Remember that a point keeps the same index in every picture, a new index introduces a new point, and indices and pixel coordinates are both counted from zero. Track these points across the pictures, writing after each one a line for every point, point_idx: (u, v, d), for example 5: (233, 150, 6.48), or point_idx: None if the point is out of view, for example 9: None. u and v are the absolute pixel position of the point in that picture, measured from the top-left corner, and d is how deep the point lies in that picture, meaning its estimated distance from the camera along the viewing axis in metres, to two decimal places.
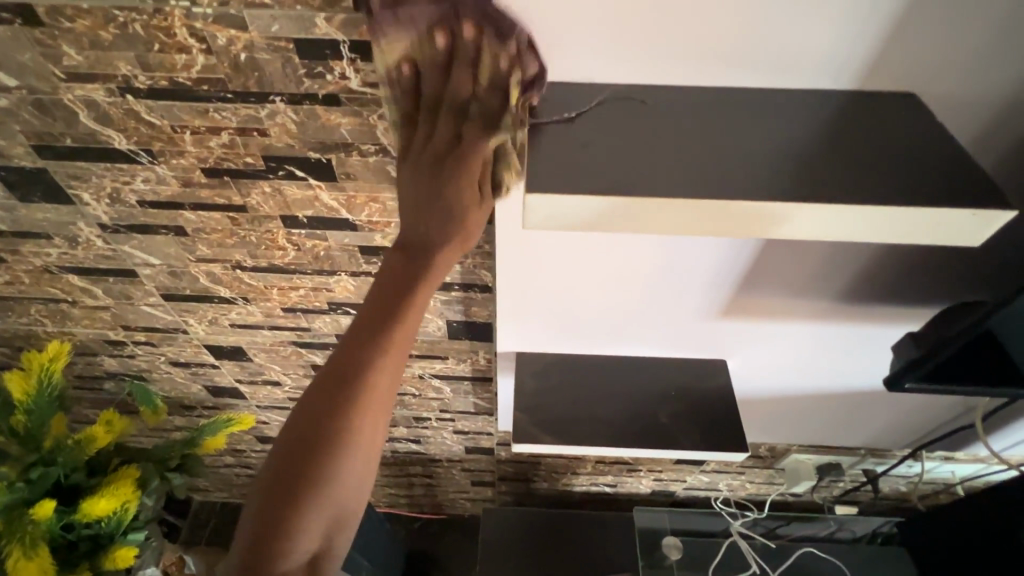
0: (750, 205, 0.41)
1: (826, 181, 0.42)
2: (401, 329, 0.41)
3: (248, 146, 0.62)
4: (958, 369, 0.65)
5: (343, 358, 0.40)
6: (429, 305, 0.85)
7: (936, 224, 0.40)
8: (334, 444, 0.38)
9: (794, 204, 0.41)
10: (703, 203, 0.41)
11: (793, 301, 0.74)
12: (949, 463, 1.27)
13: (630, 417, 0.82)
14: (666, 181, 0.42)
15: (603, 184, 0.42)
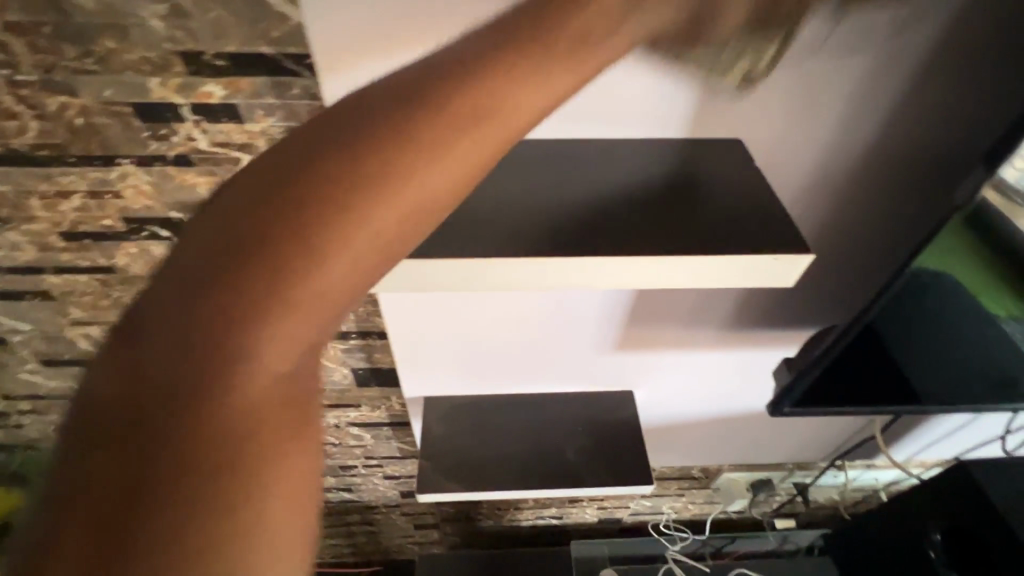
0: (572, 260, 0.42)
1: (649, 232, 0.44)
2: (312, 253, 0.24)
3: (103, 208, 0.59)
4: (829, 389, 0.68)
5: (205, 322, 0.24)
6: (330, 355, 0.83)
7: (755, 270, 0.42)
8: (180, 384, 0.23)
9: (617, 258, 0.42)
10: (528, 261, 0.42)
11: (683, 332, 0.76)
12: (871, 470, 1.31)
13: (539, 457, 0.81)
14: (493, 241, 0.43)
15: (428, 247, 0.42)
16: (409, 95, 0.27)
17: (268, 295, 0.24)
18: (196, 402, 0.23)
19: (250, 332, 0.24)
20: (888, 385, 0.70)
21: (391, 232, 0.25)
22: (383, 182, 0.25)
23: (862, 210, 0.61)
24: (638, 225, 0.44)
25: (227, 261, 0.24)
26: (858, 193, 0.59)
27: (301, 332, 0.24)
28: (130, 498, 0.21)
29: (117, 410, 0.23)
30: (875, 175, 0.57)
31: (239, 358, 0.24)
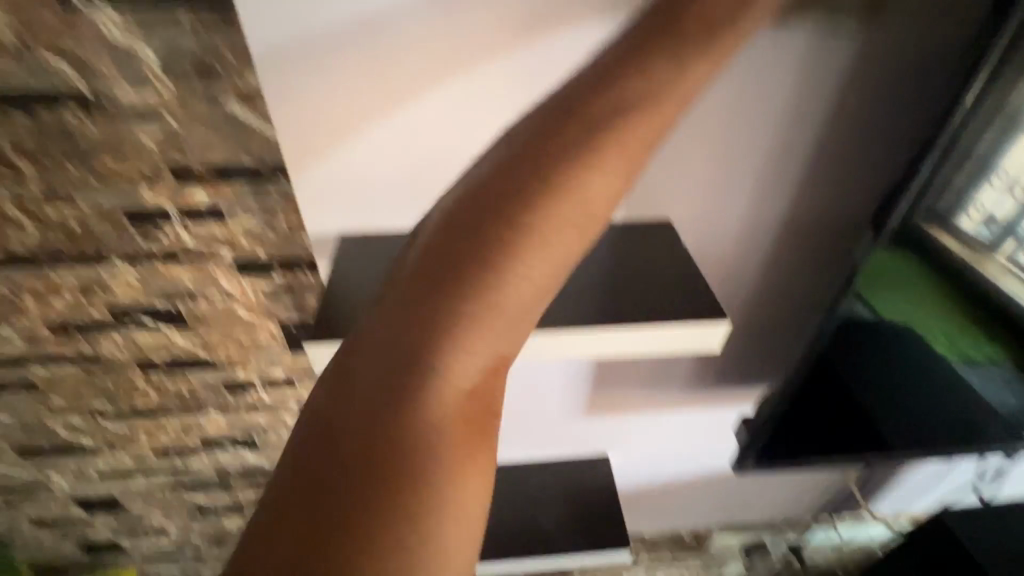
0: (515, 335, 0.47)
1: (584, 307, 0.50)
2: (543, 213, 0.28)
3: (92, 301, 0.64)
4: (786, 444, 0.72)
5: (455, 264, 0.28)
6: None
7: (681, 336, 0.47)
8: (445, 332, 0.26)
9: (557, 332, 0.47)
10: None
11: (649, 393, 0.80)
12: (863, 526, 1.29)
13: (515, 526, 0.82)
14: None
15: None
16: (582, 98, 0.31)
17: (499, 242, 0.28)
18: (443, 340, 0.26)
19: (481, 278, 0.27)
20: (845, 438, 0.73)
21: (583, 215, 0.29)
22: (576, 157, 0.29)
23: (792, 275, 0.67)
24: (577, 299, 0.50)
25: (473, 225, 0.28)
26: (784, 260, 0.65)
27: (516, 290, 0.27)
28: (410, 413, 0.25)
29: (405, 341, 0.27)
30: (796, 244, 0.64)
31: (485, 294, 0.27)
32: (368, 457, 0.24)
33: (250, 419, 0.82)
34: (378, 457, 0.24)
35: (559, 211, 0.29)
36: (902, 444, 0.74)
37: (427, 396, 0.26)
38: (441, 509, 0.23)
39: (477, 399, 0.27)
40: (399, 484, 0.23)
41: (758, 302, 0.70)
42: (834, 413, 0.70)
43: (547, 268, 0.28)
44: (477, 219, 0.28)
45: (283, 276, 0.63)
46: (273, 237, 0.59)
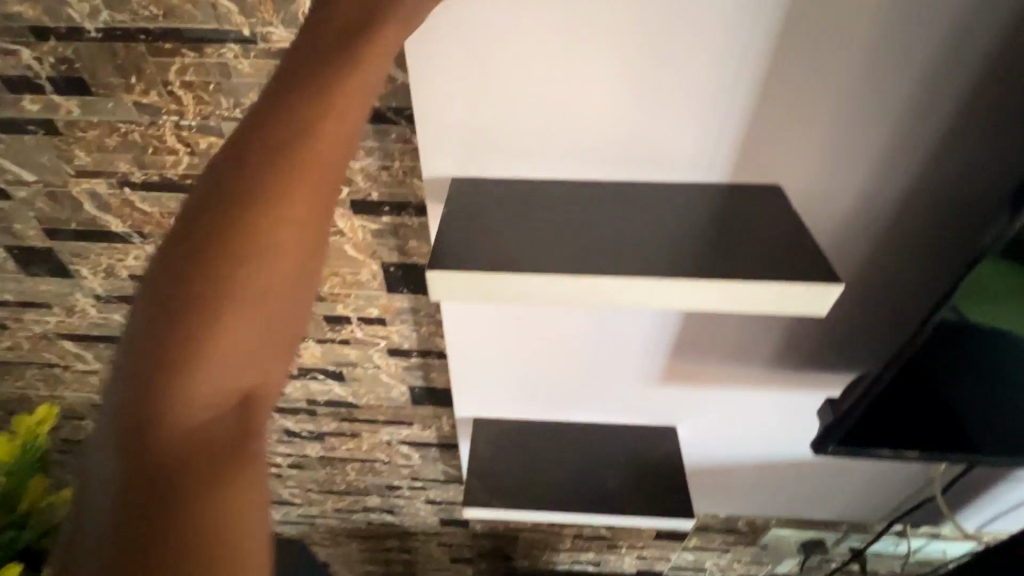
0: (620, 281, 0.48)
1: (687, 262, 0.50)
2: (259, 253, 0.37)
3: None
4: (876, 432, 0.68)
5: (182, 326, 0.36)
6: (391, 371, 0.91)
7: (790, 294, 0.47)
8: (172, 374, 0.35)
9: (661, 281, 0.48)
10: (581, 280, 0.48)
11: (726, 368, 0.79)
12: (938, 541, 1.22)
13: (579, 481, 0.85)
14: (548, 261, 0.50)
15: (492, 264, 0.49)
16: (223, 179, 0.39)
17: (221, 286, 0.37)
18: (212, 336, 0.36)
19: (239, 263, 0.37)
20: (939, 429, 0.69)
21: (282, 236, 0.38)
22: (272, 179, 0.38)
23: (903, 254, 0.64)
24: (681, 255, 0.51)
25: (226, 250, 0.37)
26: (896, 238, 0.63)
27: (252, 303, 0.37)
28: (166, 385, 0.35)
29: (159, 355, 0.36)
30: (911, 220, 0.61)
31: (208, 336, 0.36)
32: (150, 438, 0.34)
33: (342, 353, 0.89)
34: (166, 487, 0.33)
35: (280, 243, 0.38)
36: (1007, 443, 0.69)
37: (178, 409, 0.35)
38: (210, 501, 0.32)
39: (240, 387, 0.36)
40: (143, 446, 0.34)
41: (861, 281, 0.67)
42: (935, 402, 0.66)
43: (283, 274, 0.38)
44: (186, 279, 0.37)
45: (390, 218, 0.68)
46: (387, 178, 0.63)
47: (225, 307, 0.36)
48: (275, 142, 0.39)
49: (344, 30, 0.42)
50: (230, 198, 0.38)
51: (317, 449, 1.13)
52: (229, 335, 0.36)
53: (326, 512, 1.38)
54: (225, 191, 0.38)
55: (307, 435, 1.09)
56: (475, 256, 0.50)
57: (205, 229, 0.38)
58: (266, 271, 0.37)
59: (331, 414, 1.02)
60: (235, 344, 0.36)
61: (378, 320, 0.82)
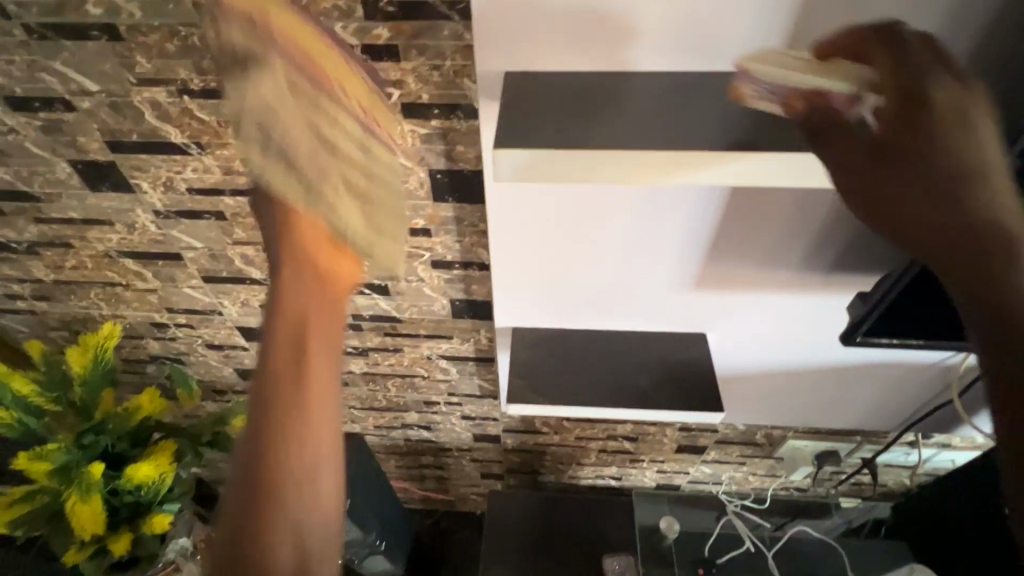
0: (674, 156, 0.51)
1: (743, 137, 0.52)
2: (309, 390, 0.56)
3: None
4: (905, 323, 0.72)
5: (265, 435, 0.54)
6: (434, 284, 0.96)
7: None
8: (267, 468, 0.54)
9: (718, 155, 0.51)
10: (642, 154, 0.51)
11: (760, 271, 0.82)
12: (947, 451, 1.28)
13: (614, 382, 0.91)
14: (610, 138, 0.52)
15: (556, 143, 0.52)
16: (288, 327, 0.58)
17: (295, 416, 0.55)
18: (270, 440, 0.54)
19: (293, 393, 0.56)
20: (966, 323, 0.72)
21: (321, 378, 0.57)
22: (311, 344, 0.58)
23: None
24: (732, 134, 0.53)
25: (283, 387, 0.56)
26: None
27: (315, 431, 0.56)
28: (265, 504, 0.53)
29: (259, 469, 0.54)
30: None
31: (285, 450, 0.54)
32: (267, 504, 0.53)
33: None
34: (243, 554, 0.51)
35: (312, 376, 0.57)
36: None
37: (272, 506, 0.53)
38: None
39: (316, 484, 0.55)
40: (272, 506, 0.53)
41: None
42: None
43: (323, 398, 0.57)
44: (259, 414, 0.55)
45: (439, 122, 0.70)
46: (439, 79, 0.65)
47: (291, 428, 0.55)
48: (290, 307, 0.58)
49: (301, 112, 0.54)
50: (287, 361, 0.57)
51: (361, 365, 1.20)
52: (273, 428, 0.55)
53: (367, 429, 1.48)
54: (281, 323, 0.58)
55: (351, 351, 1.16)
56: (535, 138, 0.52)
57: (264, 389, 0.56)
58: (326, 401, 0.57)
59: (375, 329, 1.09)
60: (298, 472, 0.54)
61: (423, 231, 0.86)
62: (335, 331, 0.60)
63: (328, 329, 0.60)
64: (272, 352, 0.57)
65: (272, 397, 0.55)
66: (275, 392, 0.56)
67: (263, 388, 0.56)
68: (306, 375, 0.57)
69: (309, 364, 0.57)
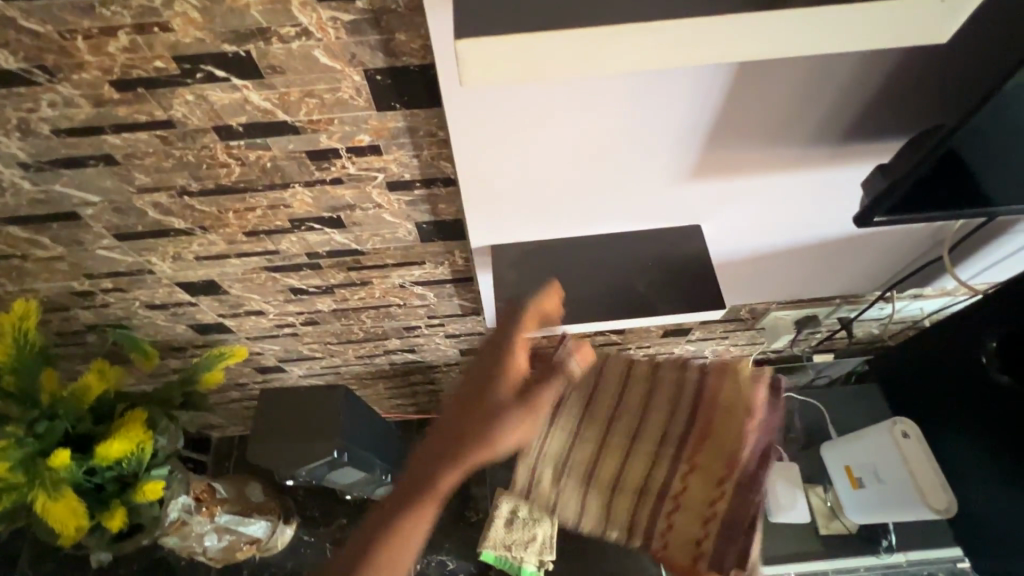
0: (697, 23, 0.37)
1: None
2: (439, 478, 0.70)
3: (153, 46, 0.55)
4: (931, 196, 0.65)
5: (461, 432, 0.73)
6: (394, 209, 0.83)
7: (924, 16, 0.37)
8: (449, 462, 0.71)
9: (773, 15, 0.37)
10: (665, 25, 0.37)
11: (765, 152, 0.72)
12: (919, 300, 1.28)
13: (610, 291, 0.84)
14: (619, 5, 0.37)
15: (547, 21, 0.36)
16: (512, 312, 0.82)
17: (426, 485, 0.70)
18: (477, 415, 0.74)
19: (486, 424, 0.74)
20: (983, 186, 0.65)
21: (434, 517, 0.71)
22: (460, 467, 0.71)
23: None
24: None
25: (453, 449, 0.72)
26: None
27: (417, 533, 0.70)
28: (454, 441, 0.72)
29: (470, 407, 0.77)
30: None
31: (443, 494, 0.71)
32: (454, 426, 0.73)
33: (336, 195, 0.79)
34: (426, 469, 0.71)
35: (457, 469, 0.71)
36: None
37: (431, 504, 0.70)
38: (398, 541, 0.70)
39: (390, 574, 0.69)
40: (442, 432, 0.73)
41: None
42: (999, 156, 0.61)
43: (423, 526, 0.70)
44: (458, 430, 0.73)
45: (367, 3, 0.53)
46: None
47: (468, 454, 0.72)
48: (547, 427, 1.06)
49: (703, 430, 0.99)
50: (456, 432, 0.73)
51: (328, 302, 1.10)
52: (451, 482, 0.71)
53: (349, 360, 1.42)
54: (474, 397, 0.77)
55: (315, 290, 1.05)
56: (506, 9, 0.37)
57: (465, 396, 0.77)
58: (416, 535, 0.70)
59: (337, 265, 0.96)
60: (448, 427, 0.74)
61: (371, 149, 0.71)
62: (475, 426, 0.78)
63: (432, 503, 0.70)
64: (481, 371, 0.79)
65: (455, 442, 0.73)
66: (476, 389, 0.78)
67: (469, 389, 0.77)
68: (465, 461, 0.71)
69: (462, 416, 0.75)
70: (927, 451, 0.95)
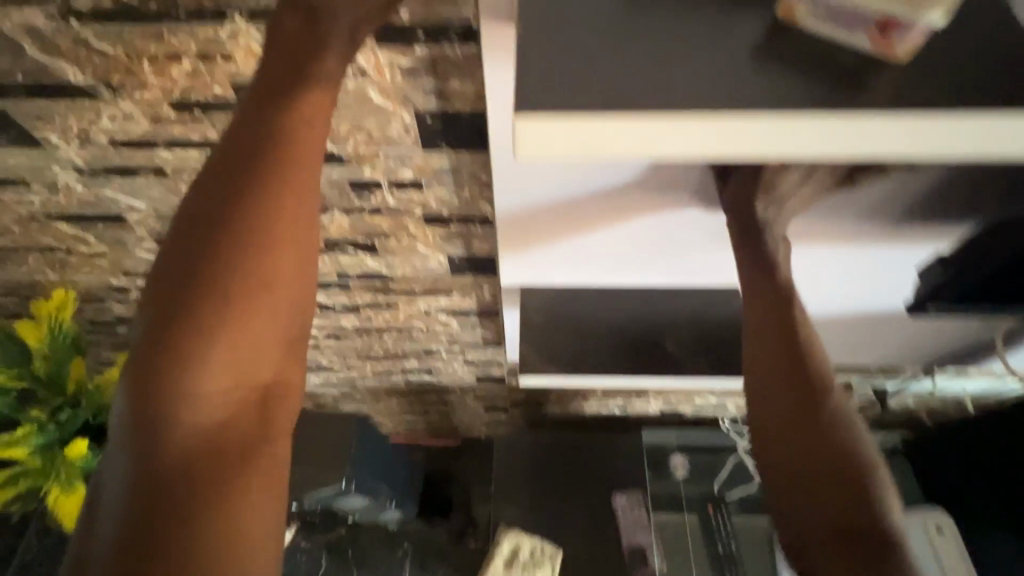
0: (769, 117, 0.34)
1: (893, 84, 0.35)
2: (255, 201, 0.43)
3: (213, 74, 0.56)
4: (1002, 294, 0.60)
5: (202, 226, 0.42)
6: (428, 241, 0.82)
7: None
8: (216, 258, 0.42)
9: (855, 120, 0.34)
10: (736, 119, 0.34)
11: (816, 226, 0.69)
12: (962, 379, 1.19)
13: (639, 347, 0.82)
14: (689, 92, 0.35)
15: (610, 103, 0.35)
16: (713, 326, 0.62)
17: (186, 352, 0.41)
18: (296, 91, 0.44)
19: (215, 258, 0.42)
20: None
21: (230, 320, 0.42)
22: (235, 218, 0.43)
23: None
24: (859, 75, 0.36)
25: (202, 222, 0.43)
26: None
27: (205, 412, 0.42)
28: (209, 238, 0.42)
29: (211, 219, 0.43)
30: None
31: (221, 297, 0.42)
32: (194, 265, 0.42)
33: (373, 223, 0.79)
34: (160, 366, 0.41)
35: (228, 268, 0.42)
36: None
37: (173, 403, 0.41)
38: (175, 384, 0.41)
39: (199, 447, 0.41)
40: (157, 385, 0.41)
41: None
42: None
43: (237, 353, 0.43)
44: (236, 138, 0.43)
45: (426, 49, 0.53)
46: None
47: (235, 252, 0.42)
48: None
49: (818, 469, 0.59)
50: (227, 170, 0.43)
51: (352, 320, 1.10)
52: (265, 261, 0.43)
53: (365, 375, 1.42)
54: (249, 120, 0.43)
55: (340, 307, 1.05)
56: (569, 88, 0.35)
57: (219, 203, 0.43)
58: (206, 388, 0.42)
59: (365, 286, 0.97)
60: (210, 362, 0.42)
61: (412, 184, 0.71)
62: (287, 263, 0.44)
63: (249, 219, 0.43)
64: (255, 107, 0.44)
65: (225, 164, 0.43)
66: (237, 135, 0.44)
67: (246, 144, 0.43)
68: (245, 246, 0.42)
69: (258, 183, 0.43)
70: (959, 545, 0.93)
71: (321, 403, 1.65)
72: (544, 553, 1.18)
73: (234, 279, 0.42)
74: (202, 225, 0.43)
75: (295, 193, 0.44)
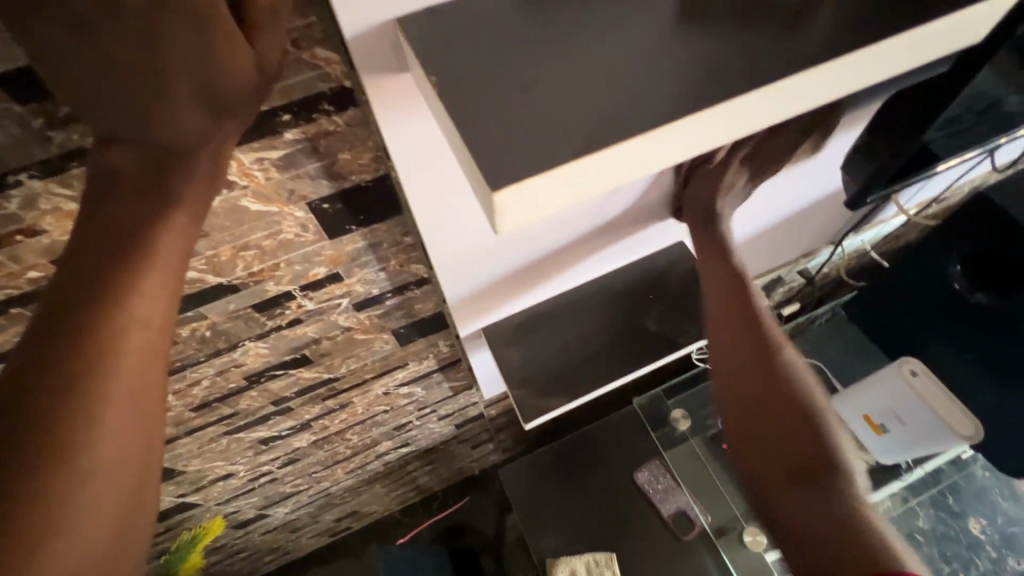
0: (758, 90, 0.30)
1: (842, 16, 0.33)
2: (111, 369, 0.33)
3: (21, 258, 0.41)
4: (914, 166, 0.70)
5: (39, 400, 0.31)
6: (366, 326, 0.71)
7: (968, 30, 0.34)
8: (61, 449, 0.31)
9: (842, 58, 0.31)
10: (732, 102, 0.30)
11: (739, 161, 0.69)
12: (859, 235, 1.25)
13: (623, 337, 0.78)
14: (669, 85, 0.30)
15: (593, 132, 0.28)
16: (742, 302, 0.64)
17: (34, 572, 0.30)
18: (129, 260, 0.34)
19: (68, 447, 0.32)
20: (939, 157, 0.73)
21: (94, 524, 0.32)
22: (92, 389, 0.33)
23: None
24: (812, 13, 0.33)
25: (38, 392, 0.31)
26: None
27: None
28: (49, 418, 0.31)
29: (56, 388, 0.32)
30: None
31: (79, 500, 0.32)
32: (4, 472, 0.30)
33: (297, 336, 0.66)
34: None
35: (80, 462, 0.32)
36: (969, 139, 0.73)
37: None
38: None
39: None
40: None
41: None
42: (963, 124, 0.68)
43: (97, 564, 0.33)
44: (80, 275, 0.34)
45: (299, 133, 0.42)
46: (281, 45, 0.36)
47: (87, 438, 0.32)
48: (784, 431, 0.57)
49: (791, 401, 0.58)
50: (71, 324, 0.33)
51: (306, 437, 0.95)
52: (124, 442, 0.34)
53: (338, 479, 1.26)
54: (96, 254, 0.34)
55: (288, 432, 0.90)
56: (535, 131, 0.28)
57: (65, 366, 0.32)
58: None
59: (309, 399, 0.82)
60: None
61: (329, 279, 0.59)
62: (147, 444, 0.35)
63: (105, 389, 0.33)
64: (102, 230, 0.34)
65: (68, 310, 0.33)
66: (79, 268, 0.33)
67: (96, 286, 0.34)
68: (96, 431, 0.33)
69: (119, 341, 0.34)
70: (936, 381, 1.04)
71: (298, 527, 1.45)
72: (600, 564, 1.14)
73: (89, 476, 0.32)
74: (34, 393, 0.31)
75: (155, 355, 0.36)
